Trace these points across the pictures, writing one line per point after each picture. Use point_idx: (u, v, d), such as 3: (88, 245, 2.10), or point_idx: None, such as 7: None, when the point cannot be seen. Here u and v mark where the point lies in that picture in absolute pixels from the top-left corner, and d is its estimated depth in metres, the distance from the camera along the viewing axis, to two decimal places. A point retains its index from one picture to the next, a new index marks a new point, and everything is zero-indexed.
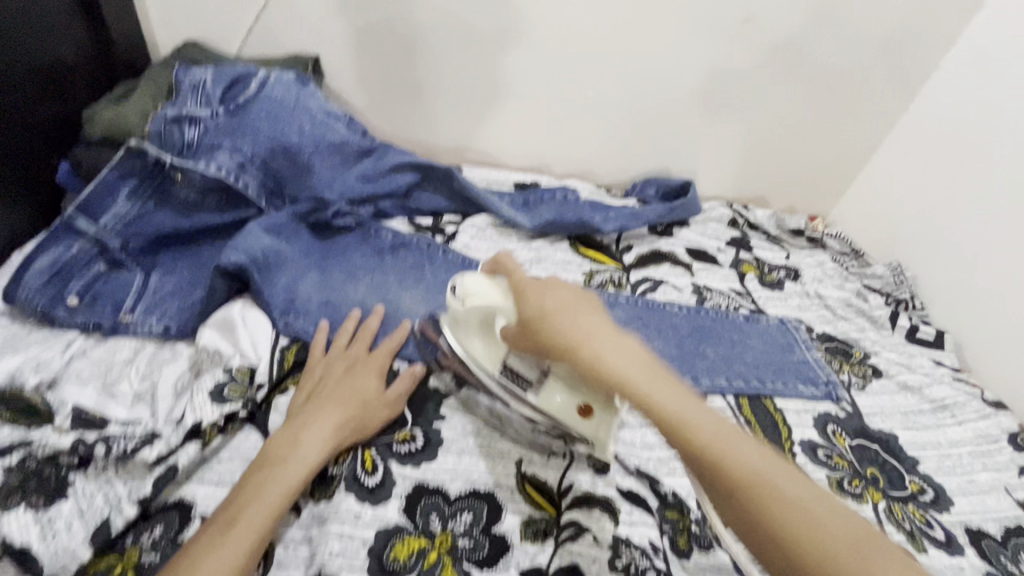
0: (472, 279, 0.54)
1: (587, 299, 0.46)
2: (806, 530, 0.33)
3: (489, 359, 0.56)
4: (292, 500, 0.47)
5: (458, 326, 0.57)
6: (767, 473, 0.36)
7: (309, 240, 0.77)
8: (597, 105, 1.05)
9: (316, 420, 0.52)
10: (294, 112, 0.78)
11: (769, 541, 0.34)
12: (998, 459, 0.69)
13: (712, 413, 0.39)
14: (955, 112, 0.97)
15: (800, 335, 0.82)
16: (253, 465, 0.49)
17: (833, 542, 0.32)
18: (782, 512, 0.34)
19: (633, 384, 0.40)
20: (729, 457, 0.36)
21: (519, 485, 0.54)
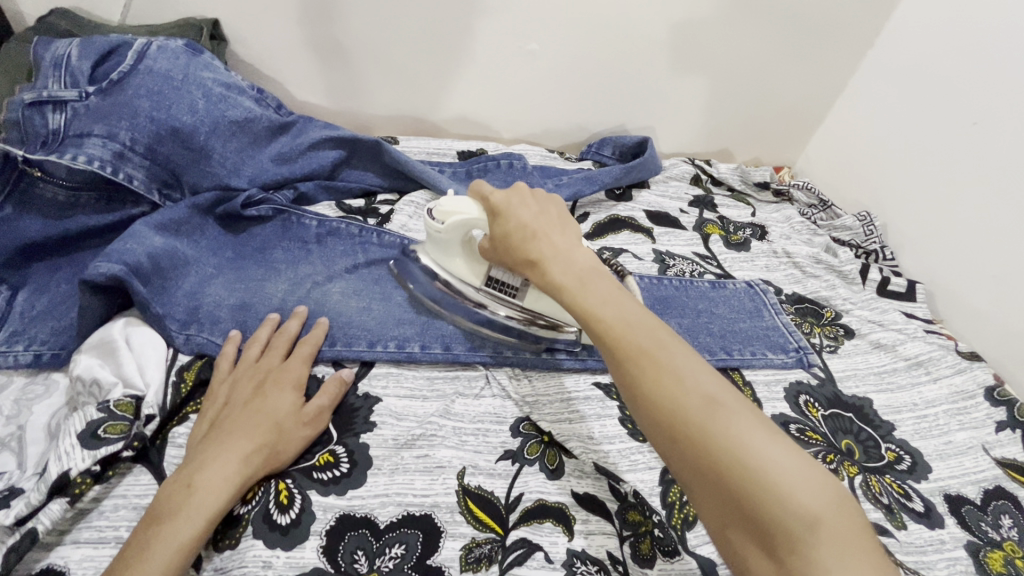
0: (449, 200, 0.56)
1: (550, 219, 0.51)
2: (672, 400, 0.36)
3: (474, 273, 0.60)
4: (187, 561, 0.40)
5: (439, 246, 0.60)
6: (659, 357, 0.38)
7: (217, 235, 0.67)
8: (541, 60, 0.95)
9: (218, 456, 0.44)
10: (183, 87, 0.67)
11: (637, 400, 0.38)
12: (974, 416, 0.65)
13: (629, 306, 0.42)
14: (920, 44, 0.90)
15: (769, 298, 0.76)
16: (141, 523, 0.41)
17: (689, 407, 0.35)
18: (652, 381, 0.37)
19: (563, 284, 0.45)
20: (626, 336, 0.39)
21: (461, 502, 0.48)
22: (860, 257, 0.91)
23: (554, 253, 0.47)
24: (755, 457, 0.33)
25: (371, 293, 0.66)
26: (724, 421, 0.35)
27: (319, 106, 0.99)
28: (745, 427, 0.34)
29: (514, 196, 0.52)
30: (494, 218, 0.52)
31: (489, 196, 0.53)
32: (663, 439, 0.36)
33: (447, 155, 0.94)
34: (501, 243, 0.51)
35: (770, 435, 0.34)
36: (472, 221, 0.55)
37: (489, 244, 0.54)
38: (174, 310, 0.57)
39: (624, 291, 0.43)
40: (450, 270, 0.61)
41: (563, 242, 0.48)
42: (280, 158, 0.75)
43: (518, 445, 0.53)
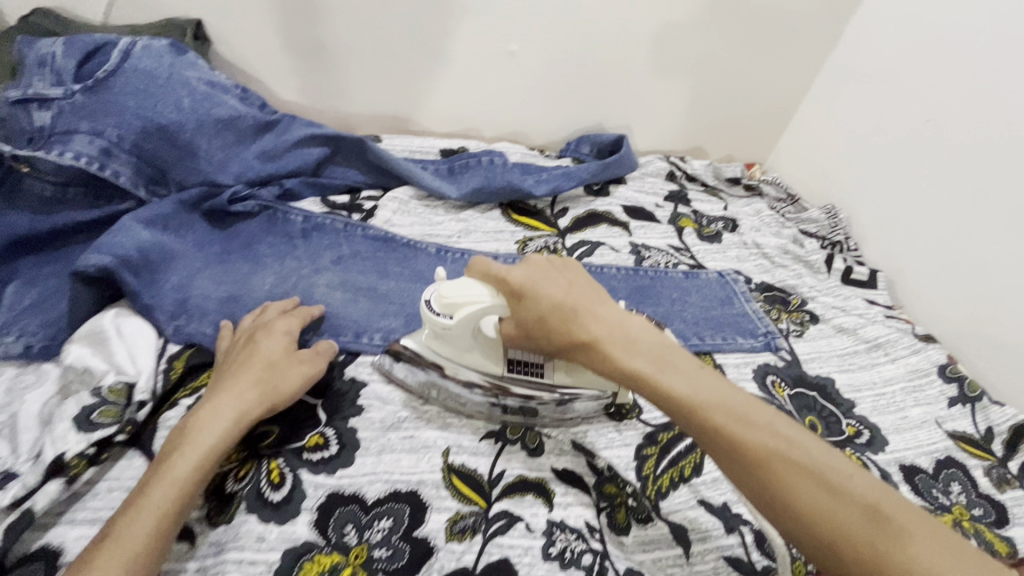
0: (451, 289, 0.50)
1: (592, 293, 0.48)
2: (823, 510, 0.36)
3: (493, 361, 0.55)
4: (193, 494, 0.42)
5: (448, 342, 0.53)
6: (789, 457, 0.38)
7: (204, 230, 0.69)
8: (521, 60, 0.98)
9: (213, 400, 0.46)
10: (168, 86, 0.68)
11: (785, 515, 0.37)
12: (928, 393, 0.69)
13: (734, 398, 0.42)
14: (878, 46, 0.95)
15: (739, 287, 0.80)
16: (152, 464, 0.43)
17: (847, 521, 0.35)
18: (795, 489, 0.37)
19: (650, 375, 0.43)
20: (751, 439, 0.39)
21: (446, 479, 0.50)
22: (825, 248, 0.95)
23: (614, 329, 0.45)
24: (923, 559, 0.33)
25: (358, 285, 0.68)
26: (881, 523, 0.35)
27: (303, 105, 1.00)
28: (907, 532, 0.34)
29: (546, 270, 0.49)
30: (518, 302, 0.48)
31: (506, 274, 0.48)
32: (823, 558, 0.36)
33: (430, 153, 0.96)
34: (543, 328, 0.47)
35: (923, 527, 0.35)
36: (486, 309, 0.50)
37: (517, 328, 0.49)
38: (162, 302, 0.58)
39: (718, 381, 0.43)
40: (462, 361, 0.55)
41: (614, 313, 0.47)
42: (265, 155, 0.77)
43: (499, 426, 0.56)
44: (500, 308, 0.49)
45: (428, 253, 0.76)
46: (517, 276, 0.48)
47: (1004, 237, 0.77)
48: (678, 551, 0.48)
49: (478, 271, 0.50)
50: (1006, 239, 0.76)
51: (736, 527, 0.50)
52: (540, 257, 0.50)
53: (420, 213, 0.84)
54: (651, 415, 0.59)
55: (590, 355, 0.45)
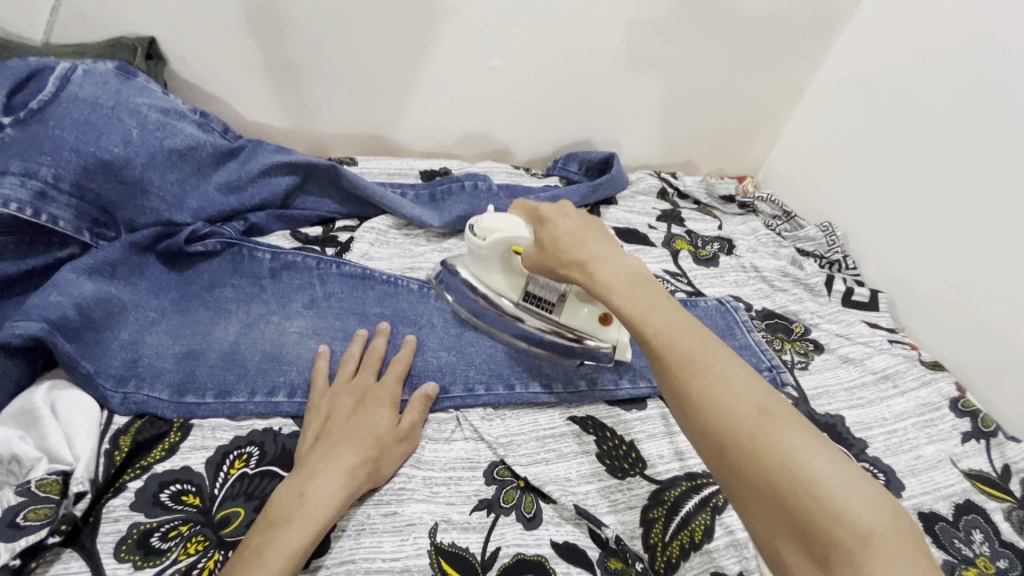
0: (490, 217, 0.57)
1: (596, 230, 0.52)
2: (720, 403, 0.37)
3: (512, 288, 0.61)
4: (297, 566, 0.41)
5: (480, 262, 0.61)
6: (705, 359, 0.39)
7: (158, 275, 0.63)
8: (504, 75, 0.93)
9: (326, 468, 0.46)
10: (114, 115, 0.61)
11: (684, 405, 0.39)
12: (941, 428, 0.66)
13: (675, 310, 0.43)
14: (872, 57, 0.93)
15: (740, 316, 0.76)
16: (256, 528, 0.42)
17: (739, 414, 0.36)
18: (695, 382, 0.38)
19: (613, 293, 0.46)
20: (673, 341, 0.40)
21: (434, 564, 0.45)
22: (823, 268, 0.92)
23: (601, 258, 0.49)
24: (798, 458, 0.34)
25: (334, 332, 0.62)
26: (771, 424, 0.35)
27: (272, 126, 0.94)
28: (796, 439, 0.35)
29: (566, 211, 0.54)
30: (541, 227, 0.54)
31: (536, 205, 0.56)
32: (708, 444, 0.37)
33: (410, 176, 0.91)
34: (547, 252, 0.52)
35: (817, 442, 0.35)
36: (513, 239, 0.56)
37: (534, 253, 0.54)
38: (109, 366, 0.52)
39: (670, 301, 0.44)
40: (489, 283, 0.62)
41: (610, 249, 0.50)
42: (227, 187, 0.70)
43: (492, 493, 0.51)
44: (523, 237, 0.55)
45: (410, 291, 0.69)
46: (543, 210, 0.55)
47: (1009, 258, 0.73)
48: None
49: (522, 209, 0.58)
50: (1011, 259, 0.73)
51: None
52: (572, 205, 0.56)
53: (400, 243, 0.79)
54: (656, 471, 0.55)
55: (576, 275, 0.50)
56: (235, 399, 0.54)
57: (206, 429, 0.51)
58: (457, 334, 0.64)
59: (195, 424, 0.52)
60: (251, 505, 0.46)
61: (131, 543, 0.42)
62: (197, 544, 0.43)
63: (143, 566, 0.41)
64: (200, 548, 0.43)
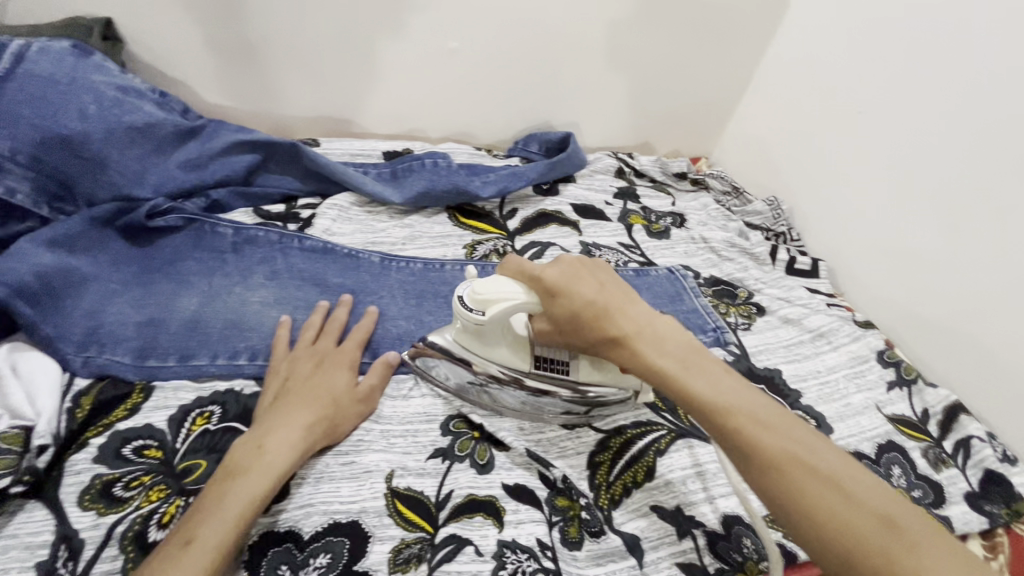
0: (483, 284, 0.51)
1: (624, 294, 0.48)
2: (833, 513, 0.36)
3: (521, 358, 0.55)
4: (256, 514, 0.42)
5: (479, 337, 0.54)
6: (801, 456, 0.39)
7: (119, 249, 0.63)
8: (462, 57, 0.95)
9: (283, 424, 0.47)
10: (70, 90, 0.62)
11: (793, 513, 0.37)
12: (868, 378, 0.71)
13: (756, 399, 0.42)
14: (811, 40, 0.98)
15: (688, 283, 0.80)
16: (217, 476, 0.44)
17: (860, 524, 0.35)
18: (802, 488, 0.37)
19: (679, 376, 0.43)
20: (768, 441, 0.39)
21: (390, 505, 0.48)
22: (770, 239, 0.97)
23: (641, 332, 0.46)
24: (932, 570, 0.33)
25: (296, 301, 0.64)
26: (896, 531, 0.35)
27: (233, 109, 0.94)
28: (921, 548, 0.34)
29: (581, 270, 0.49)
30: (552, 300, 0.48)
31: (540, 273, 0.49)
32: (831, 559, 0.36)
33: (372, 156, 0.93)
34: (578, 326, 0.48)
35: (936, 542, 0.35)
36: (518, 306, 0.50)
37: (551, 325, 0.50)
38: (70, 332, 0.54)
39: (740, 383, 0.44)
40: (489, 358, 0.55)
41: (648, 317, 0.47)
42: (188, 164, 0.72)
43: (447, 443, 0.54)
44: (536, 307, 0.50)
45: (371, 263, 0.72)
46: (550, 275, 0.49)
47: (929, 222, 0.78)
48: (633, 562, 0.48)
49: (513, 269, 0.51)
50: (930, 223, 0.78)
51: (689, 532, 0.50)
52: (576, 257, 0.50)
53: (362, 219, 0.81)
54: (603, 420, 0.59)
55: (623, 353, 0.46)
56: (196, 362, 0.55)
57: (168, 390, 0.53)
58: (416, 302, 0.68)
59: (157, 386, 0.53)
60: (212, 457, 0.48)
61: (94, 493, 0.44)
62: (159, 492, 0.45)
63: (107, 513, 0.43)
64: (162, 496, 0.45)
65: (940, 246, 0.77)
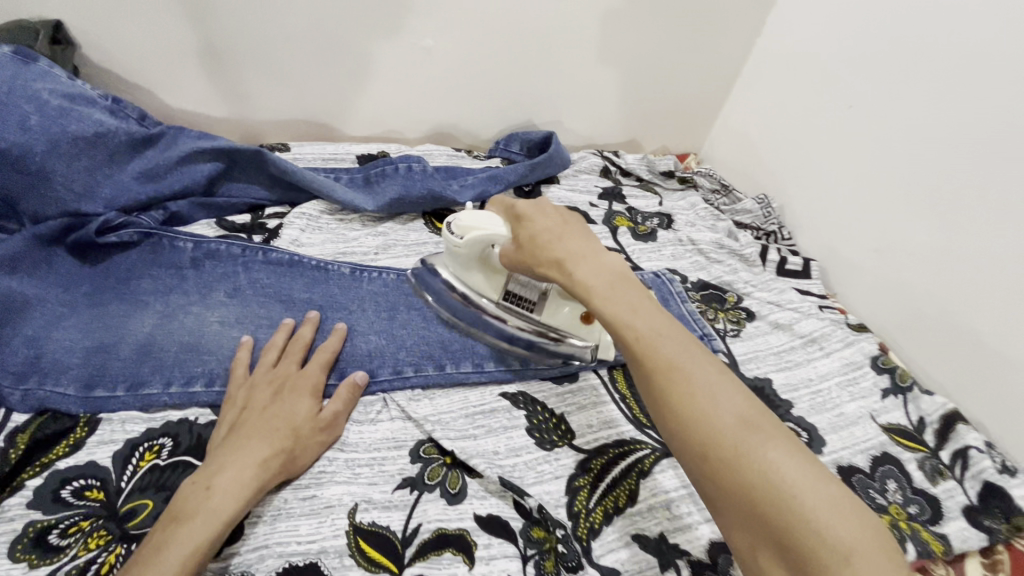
0: (467, 213, 0.55)
1: (572, 222, 0.47)
2: (701, 417, 0.35)
3: (492, 287, 0.60)
4: (199, 567, 0.39)
5: (458, 261, 0.59)
6: (685, 367, 0.37)
7: (68, 269, 0.60)
8: (437, 56, 0.91)
9: (233, 462, 0.44)
10: (9, 102, 0.58)
11: (664, 415, 0.37)
12: (863, 386, 0.69)
13: (660, 314, 0.40)
14: (802, 31, 0.94)
15: (675, 287, 0.77)
16: (157, 524, 0.40)
17: (722, 430, 0.34)
18: (676, 394, 0.36)
19: (590, 288, 0.42)
20: (657, 351, 0.38)
21: (352, 544, 0.45)
22: (760, 239, 0.94)
23: (583, 256, 0.43)
24: (779, 477, 0.32)
25: (258, 320, 0.60)
26: (754, 438, 0.34)
27: (199, 113, 0.90)
28: (778, 456, 0.33)
29: (544, 204, 0.49)
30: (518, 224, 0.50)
31: (512, 201, 0.51)
32: (695, 459, 0.35)
33: (345, 160, 0.89)
34: (524, 248, 0.48)
35: (793, 453, 0.34)
36: (488, 237, 0.54)
37: (511, 248, 0.51)
38: (9, 362, 0.50)
39: (650, 301, 0.41)
40: (467, 281, 0.61)
41: (589, 245, 0.45)
42: (145, 175, 0.68)
43: (416, 471, 0.51)
44: (502, 237, 0.53)
45: (341, 275, 0.67)
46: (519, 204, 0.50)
47: (924, 221, 0.75)
48: None
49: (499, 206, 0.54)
50: (925, 222, 0.75)
51: (673, 563, 0.47)
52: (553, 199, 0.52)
53: (332, 228, 0.77)
54: (583, 441, 0.55)
55: (555, 274, 0.44)
56: (147, 391, 0.52)
57: (115, 423, 0.49)
58: (388, 316, 0.63)
59: (105, 418, 0.50)
60: (160, 496, 0.45)
61: (27, 543, 0.41)
62: (98, 539, 0.42)
63: (39, 564, 0.40)
64: (102, 543, 0.42)
65: (936, 246, 0.74)
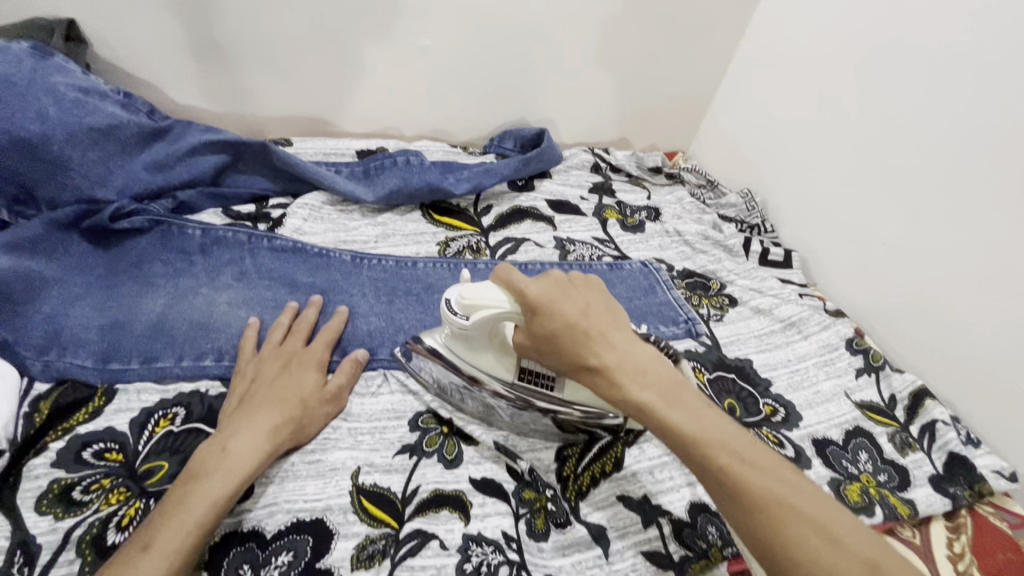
0: (472, 288, 0.49)
1: (613, 321, 0.47)
2: (821, 554, 0.35)
3: (506, 368, 0.52)
4: (219, 516, 0.42)
5: (464, 342, 0.52)
6: (789, 497, 0.37)
7: (83, 252, 0.62)
8: (434, 56, 0.95)
9: (247, 424, 0.47)
10: (29, 94, 0.62)
11: (780, 554, 0.36)
12: (838, 366, 0.72)
13: (739, 436, 0.41)
14: (782, 34, 0.98)
15: (661, 275, 0.81)
16: (178, 479, 0.44)
17: (846, 570, 0.34)
18: (789, 530, 0.36)
19: (663, 410, 0.42)
20: (754, 480, 0.38)
21: (355, 502, 0.48)
22: (744, 231, 0.98)
23: (633, 365, 0.44)
24: None
25: (264, 302, 0.63)
26: (879, 575, 0.34)
27: (203, 110, 0.94)
28: None
29: (566, 289, 0.47)
30: (536, 316, 0.46)
31: (525, 284, 0.47)
32: None
33: (345, 155, 0.92)
34: (556, 346, 0.45)
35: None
36: (502, 314, 0.48)
37: (534, 340, 0.47)
38: (30, 336, 0.53)
39: (723, 420, 0.42)
40: (476, 366, 0.53)
41: (630, 346, 0.45)
42: (155, 166, 0.71)
43: (415, 439, 0.54)
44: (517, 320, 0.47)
45: (342, 262, 0.71)
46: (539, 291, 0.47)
47: (897, 211, 0.80)
48: (598, 552, 0.48)
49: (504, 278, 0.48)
50: (897, 213, 0.80)
51: (656, 520, 0.51)
52: (560, 274, 0.48)
53: (333, 218, 0.80)
54: None
55: (602, 380, 0.44)
56: (160, 364, 0.55)
57: (131, 393, 0.52)
58: (387, 299, 0.67)
59: (120, 388, 0.53)
60: (175, 459, 0.48)
61: (52, 497, 0.44)
62: (118, 495, 0.45)
63: (64, 517, 0.43)
64: (122, 498, 0.45)
65: (906, 235, 0.78)
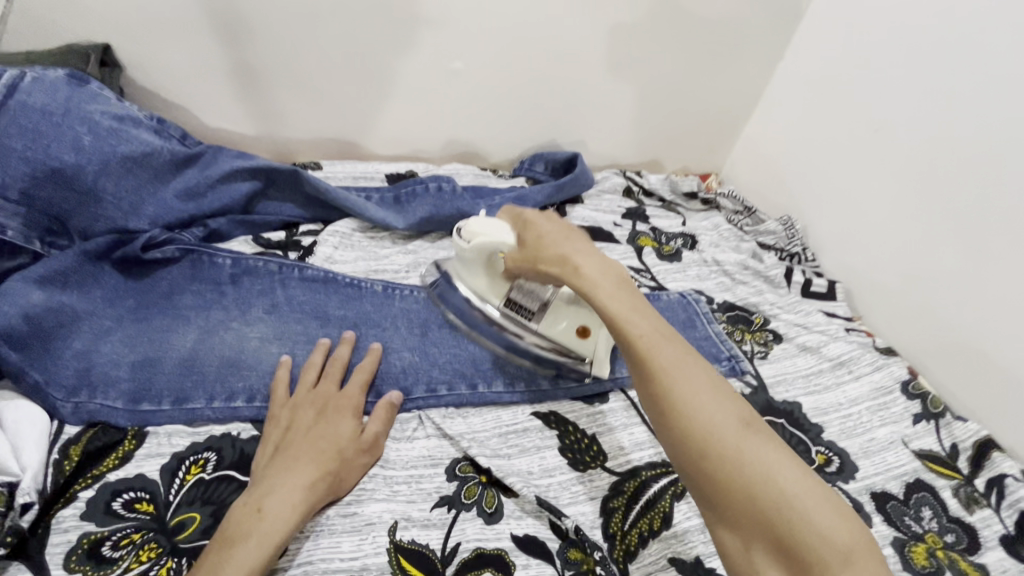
0: (479, 220, 0.59)
1: (581, 236, 0.53)
2: (698, 414, 0.40)
3: (496, 293, 0.63)
4: None
5: (466, 265, 0.63)
6: (687, 370, 0.42)
7: (114, 283, 0.61)
8: (465, 79, 0.94)
9: (283, 483, 0.45)
10: (64, 123, 0.60)
11: (663, 408, 0.41)
12: (893, 411, 0.68)
13: (661, 323, 0.46)
14: (824, 56, 0.95)
15: (701, 308, 0.78)
16: (211, 546, 0.41)
17: (718, 429, 0.39)
18: (676, 390, 0.41)
19: (597, 291, 0.47)
20: (657, 350, 0.43)
21: (393, 561, 0.45)
22: (784, 260, 0.95)
23: (581, 259, 0.49)
24: (769, 473, 0.37)
25: (295, 337, 0.62)
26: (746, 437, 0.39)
27: (233, 132, 0.93)
28: (769, 456, 0.38)
29: (549, 217, 0.56)
30: (524, 231, 0.55)
31: (520, 213, 0.57)
32: (689, 455, 0.39)
33: (375, 179, 0.91)
34: (529, 249, 0.53)
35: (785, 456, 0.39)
36: (496, 243, 0.58)
37: (515, 252, 0.56)
38: (61, 376, 0.51)
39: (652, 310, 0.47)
40: (475, 287, 0.64)
41: (588, 250, 0.51)
42: (186, 193, 0.70)
43: (453, 489, 0.51)
44: (506, 243, 0.57)
45: (374, 293, 0.68)
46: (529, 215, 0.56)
47: (953, 245, 0.76)
48: None
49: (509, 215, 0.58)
50: (952, 246, 0.76)
51: None
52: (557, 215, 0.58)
53: (364, 246, 0.79)
54: (616, 462, 0.56)
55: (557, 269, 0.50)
56: (191, 405, 0.53)
57: (161, 436, 0.51)
58: (420, 333, 0.64)
59: (151, 431, 0.51)
60: (206, 510, 0.46)
61: (81, 554, 0.42)
62: (149, 552, 0.43)
63: None
64: (152, 556, 0.43)
65: (963, 270, 0.75)
